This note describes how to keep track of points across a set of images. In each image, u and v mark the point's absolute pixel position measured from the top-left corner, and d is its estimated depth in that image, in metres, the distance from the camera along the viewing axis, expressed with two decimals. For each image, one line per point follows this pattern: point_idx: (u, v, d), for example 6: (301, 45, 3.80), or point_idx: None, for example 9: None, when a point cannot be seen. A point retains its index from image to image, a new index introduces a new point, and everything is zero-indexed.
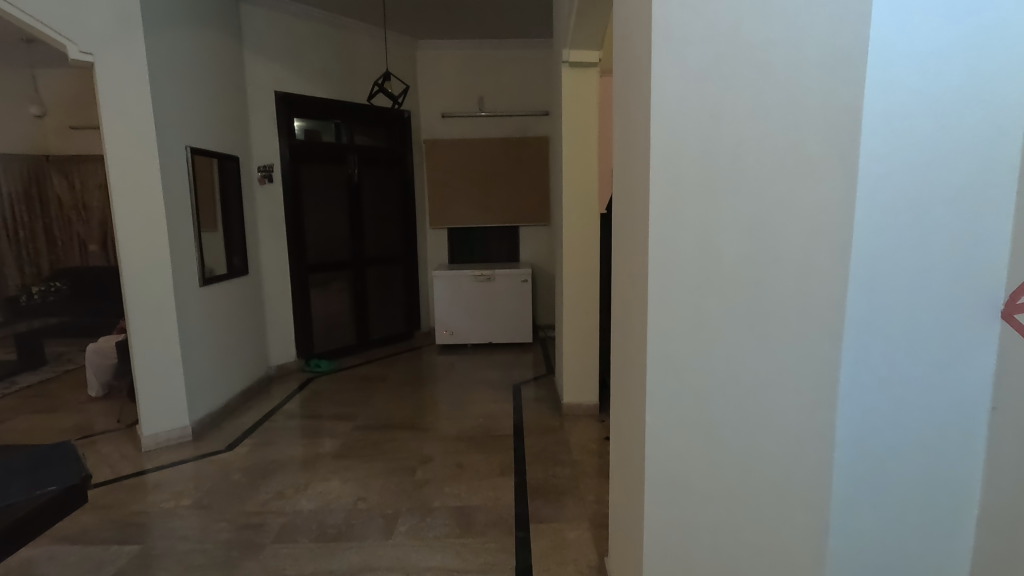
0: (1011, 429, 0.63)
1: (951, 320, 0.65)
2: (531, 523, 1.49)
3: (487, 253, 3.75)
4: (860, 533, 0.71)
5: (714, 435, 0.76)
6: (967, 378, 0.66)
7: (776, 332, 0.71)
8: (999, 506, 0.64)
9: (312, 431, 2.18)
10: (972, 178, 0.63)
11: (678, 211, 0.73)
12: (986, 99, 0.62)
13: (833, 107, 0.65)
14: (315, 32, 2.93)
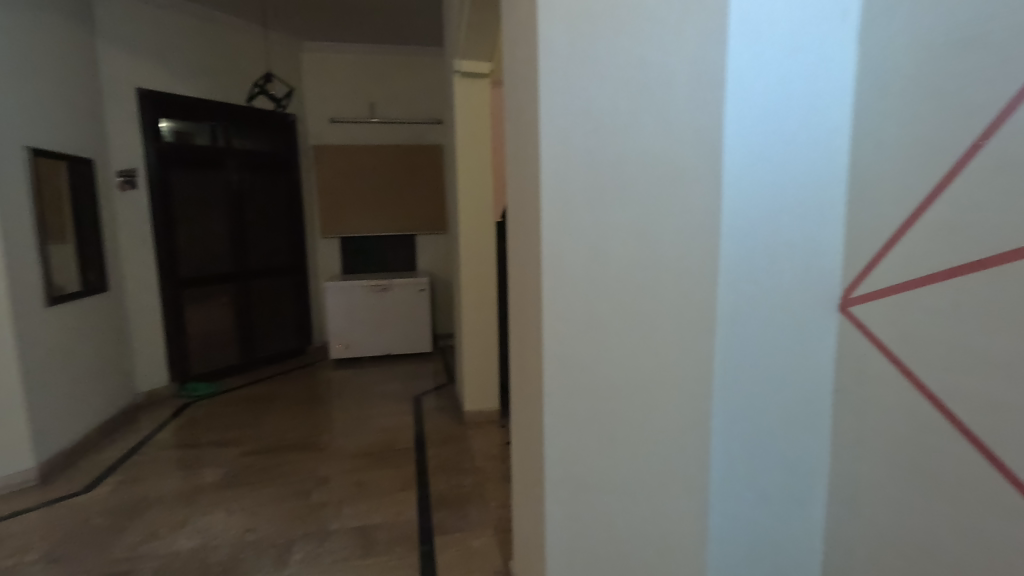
0: (853, 409, 0.72)
1: (801, 317, 0.74)
2: (435, 536, 1.47)
3: (383, 263, 3.66)
4: (738, 520, 0.76)
5: (608, 426, 0.84)
6: (815, 367, 0.75)
7: (658, 330, 0.78)
8: (846, 477, 0.74)
9: (190, 461, 1.98)
10: (811, 191, 0.71)
11: (572, 218, 0.82)
12: (820, 121, 0.70)
13: (700, 126, 0.70)
14: (185, 26, 2.70)
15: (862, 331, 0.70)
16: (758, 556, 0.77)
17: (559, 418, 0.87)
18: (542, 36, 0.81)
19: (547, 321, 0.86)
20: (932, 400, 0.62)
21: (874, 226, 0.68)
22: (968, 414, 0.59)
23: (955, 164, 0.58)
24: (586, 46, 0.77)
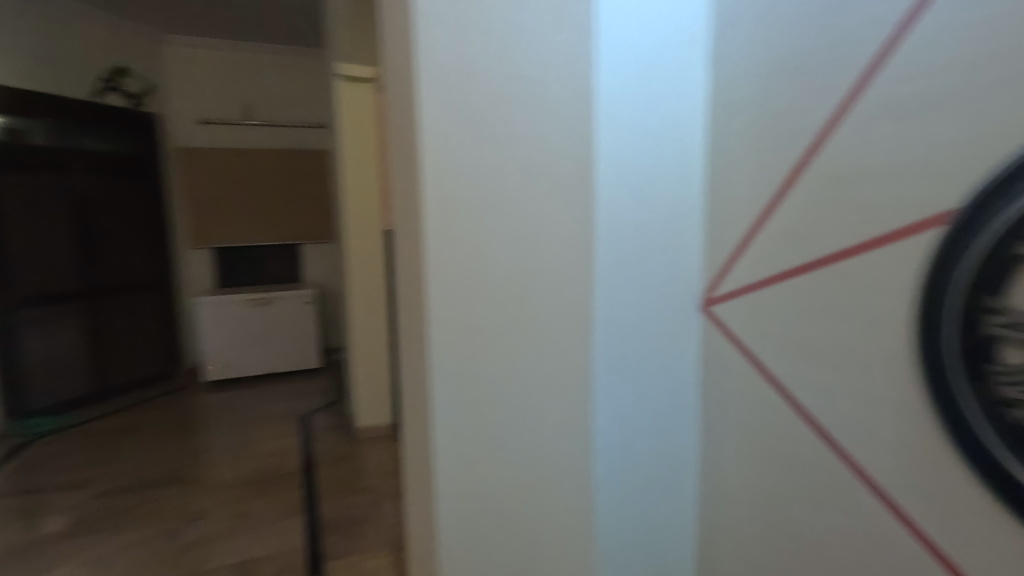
0: (715, 399, 0.81)
1: (670, 317, 0.80)
2: (325, 563, 1.39)
3: (264, 275, 3.42)
4: (623, 513, 0.80)
5: (497, 435, 0.84)
6: (684, 365, 0.82)
7: (541, 337, 0.80)
8: (711, 459, 0.83)
9: (26, 511, 1.70)
10: (674, 201, 0.78)
11: (454, 229, 0.81)
12: (678, 135, 0.77)
13: (572, 136, 0.73)
14: (10, 7, 2.34)
15: (720, 327, 0.79)
16: (642, 543, 0.83)
17: (448, 431, 0.86)
18: (418, 42, 0.79)
19: (433, 334, 0.84)
20: (776, 386, 0.71)
21: (725, 237, 0.77)
22: (803, 400, 0.68)
23: (790, 177, 0.67)
24: (463, 57, 0.78)
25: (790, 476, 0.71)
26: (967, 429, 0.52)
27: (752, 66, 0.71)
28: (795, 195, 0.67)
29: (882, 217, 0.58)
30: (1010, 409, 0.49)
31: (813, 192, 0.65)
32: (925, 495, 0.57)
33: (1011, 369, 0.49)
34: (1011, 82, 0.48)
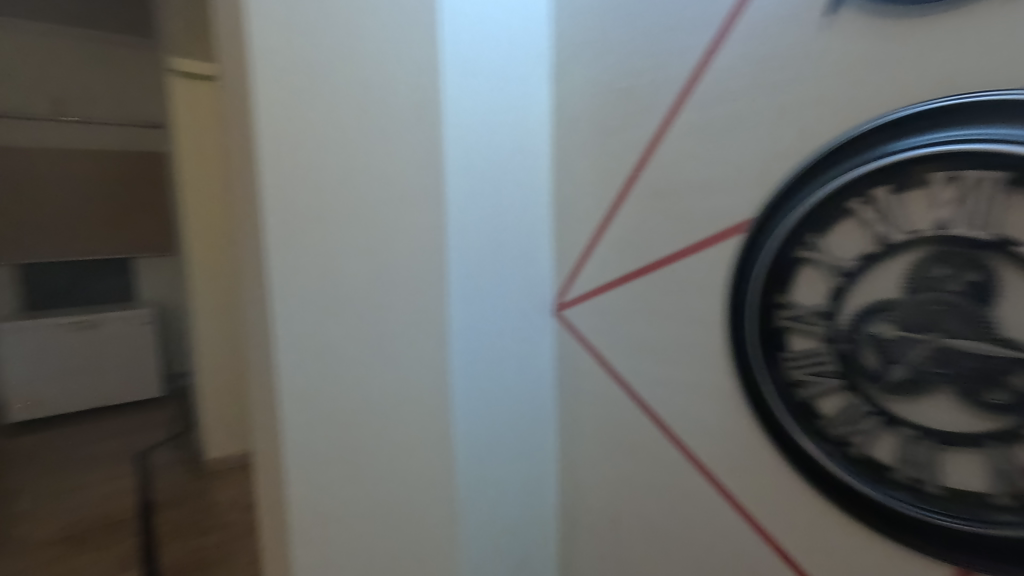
0: (565, 369, 1.39)
1: (499, 302, 1.23)
2: None
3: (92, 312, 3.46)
4: (476, 443, 1.21)
5: (364, 374, 1.12)
6: (532, 328, 1.34)
7: (394, 296, 1.11)
8: (574, 415, 1.39)
9: None
10: (524, 225, 1.29)
11: (291, 200, 1.04)
12: (517, 182, 1.26)
13: (423, 142, 1.07)
14: None
15: (566, 328, 1.38)
16: (490, 480, 1.26)
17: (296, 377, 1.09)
18: (257, 42, 0.98)
19: (279, 287, 1.05)
20: (594, 356, 1.32)
21: (573, 260, 1.34)
22: (621, 353, 1.26)
23: (608, 211, 1.25)
24: (297, 57, 1.01)
25: (608, 399, 1.31)
26: (762, 407, 0.99)
27: (590, 143, 1.28)
28: (615, 230, 1.23)
29: (696, 227, 1.08)
30: (791, 378, 0.93)
31: (629, 229, 1.21)
32: (726, 458, 1.08)
33: (790, 351, 0.93)
34: (800, 149, 0.91)
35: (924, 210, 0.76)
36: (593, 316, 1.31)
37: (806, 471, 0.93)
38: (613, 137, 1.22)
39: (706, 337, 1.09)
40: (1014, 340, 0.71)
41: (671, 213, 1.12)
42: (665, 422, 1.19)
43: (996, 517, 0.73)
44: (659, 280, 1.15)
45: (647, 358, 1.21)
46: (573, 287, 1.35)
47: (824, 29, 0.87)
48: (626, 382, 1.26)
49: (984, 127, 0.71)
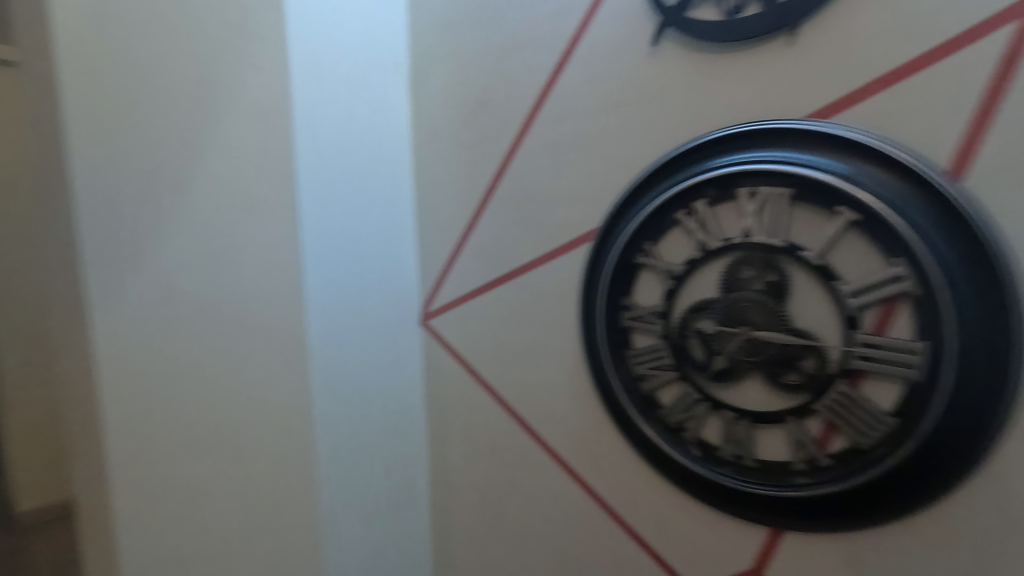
0: (433, 376, 1.40)
1: (365, 303, 1.25)
2: None
3: None
4: (345, 441, 1.22)
5: (254, 369, 1.16)
6: (399, 329, 1.34)
7: (281, 292, 1.12)
8: (442, 419, 1.40)
9: None
10: (384, 234, 1.29)
11: (216, 202, 1.15)
12: (374, 191, 1.26)
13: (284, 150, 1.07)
14: None
15: (433, 335, 1.38)
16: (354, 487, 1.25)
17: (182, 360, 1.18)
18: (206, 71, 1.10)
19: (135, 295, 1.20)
20: (460, 360, 1.34)
21: (436, 269, 1.36)
22: (487, 361, 1.29)
23: (470, 221, 1.28)
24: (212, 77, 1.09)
25: (474, 404, 1.33)
26: (612, 400, 1.06)
27: (450, 149, 1.30)
28: (475, 234, 1.28)
29: (552, 236, 1.15)
30: (637, 375, 1.02)
31: (487, 236, 1.26)
32: (583, 443, 1.15)
33: (634, 350, 1.02)
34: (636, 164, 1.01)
35: (733, 220, 0.89)
36: (457, 326, 1.34)
37: (652, 456, 1.02)
38: (473, 144, 1.26)
39: (556, 336, 1.17)
40: (802, 328, 0.84)
41: (524, 220, 1.19)
42: (528, 424, 1.24)
43: (794, 481, 0.85)
44: (519, 286, 1.21)
45: (509, 363, 1.26)
46: (437, 295, 1.36)
47: (648, 61, 0.98)
48: (489, 385, 1.30)
49: (772, 151, 0.84)
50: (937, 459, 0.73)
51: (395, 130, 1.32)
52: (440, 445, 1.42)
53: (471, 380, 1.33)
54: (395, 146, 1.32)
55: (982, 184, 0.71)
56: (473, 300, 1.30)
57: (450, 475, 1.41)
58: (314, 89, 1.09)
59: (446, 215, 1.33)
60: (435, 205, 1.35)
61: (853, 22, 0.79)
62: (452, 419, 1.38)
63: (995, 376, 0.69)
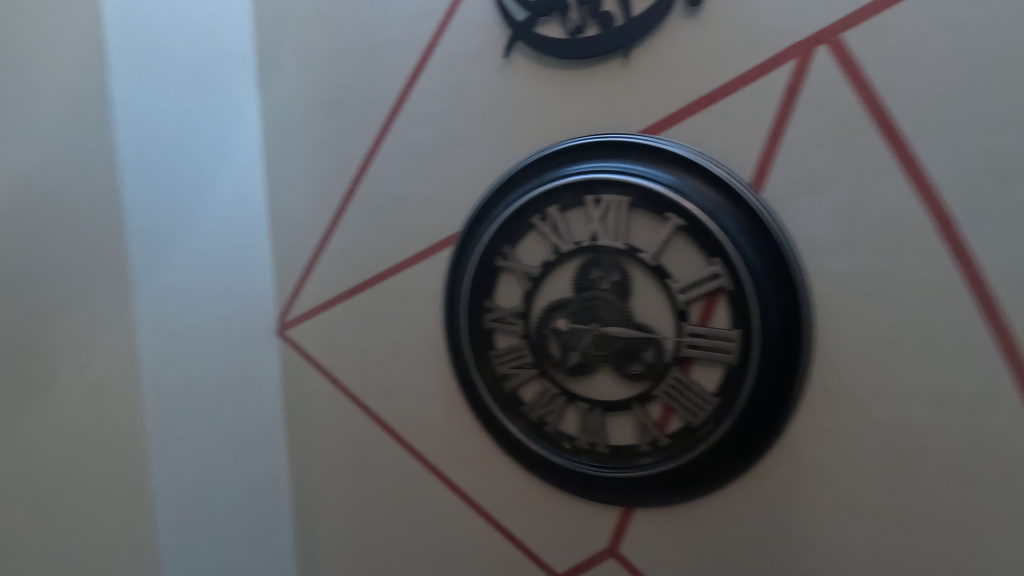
0: (293, 387, 1.34)
1: (203, 314, 1.16)
2: None
3: None
4: (181, 465, 1.12)
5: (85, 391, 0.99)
6: (250, 341, 1.26)
7: (102, 302, 1.01)
8: (304, 432, 1.34)
9: None
10: (230, 239, 1.22)
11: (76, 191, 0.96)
12: (218, 191, 1.19)
13: (102, 140, 0.99)
14: None
15: (293, 345, 1.32)
16: (196, 511, 1.15)
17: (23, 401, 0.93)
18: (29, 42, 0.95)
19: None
20: (322, 371, 1.29)
21: (293, 278, 1.29)
22: (352, 370, 1.25)
23: (329, 226, 1.23)
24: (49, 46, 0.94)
25: (340, 415, 1.28)
26: (479, 400, 1.09)
27: (305, 150, 1.24)
28: (335, 239, 1.23)
29: (415, 240, 1.14)
30: (501, 373, 1.05)
31: (348, 241, 1.22)
32: (452, 443, 1.16)
33: (498, 350, 1.06)
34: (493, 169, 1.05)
35: (582, 224, 0.96)
36: (320, 335, 1.28)
37: (517, 450, 1.06)
38: (330, 146, 1.22)
39: (421, 341, 1.17)
40: (643, 322, 0.93)
41: (386, 225, 1.17)
42: (397, 432, 1.22)
43: (639, 462, 0.93)
44: (382, 292, 1.19)
45: (375, 371, 1.22)
46: (295, 304, 1.30)
47: (502, 73, 1.02)
48: (354, 395, 1.26)
49: (613, 162, 0.91)
50: (749, 431, 0.85)
51: (241, 130, 1.24)
52: (303, 463, 1.34)
53: (336, 391, 1.28)
54: (241, 146, 1.24)
55: (777, 195, 0.82)
56: (336, 308, 1.25)
57: (317, 492, 1.34)
58: (136, 81, 1.01)
59: (302, 219, 1.27)
60: (289, 209, 1.28)
61: (675, 48, 0.87)
62: (318, 433, 1.32)
63: (789, 359, 0.82)
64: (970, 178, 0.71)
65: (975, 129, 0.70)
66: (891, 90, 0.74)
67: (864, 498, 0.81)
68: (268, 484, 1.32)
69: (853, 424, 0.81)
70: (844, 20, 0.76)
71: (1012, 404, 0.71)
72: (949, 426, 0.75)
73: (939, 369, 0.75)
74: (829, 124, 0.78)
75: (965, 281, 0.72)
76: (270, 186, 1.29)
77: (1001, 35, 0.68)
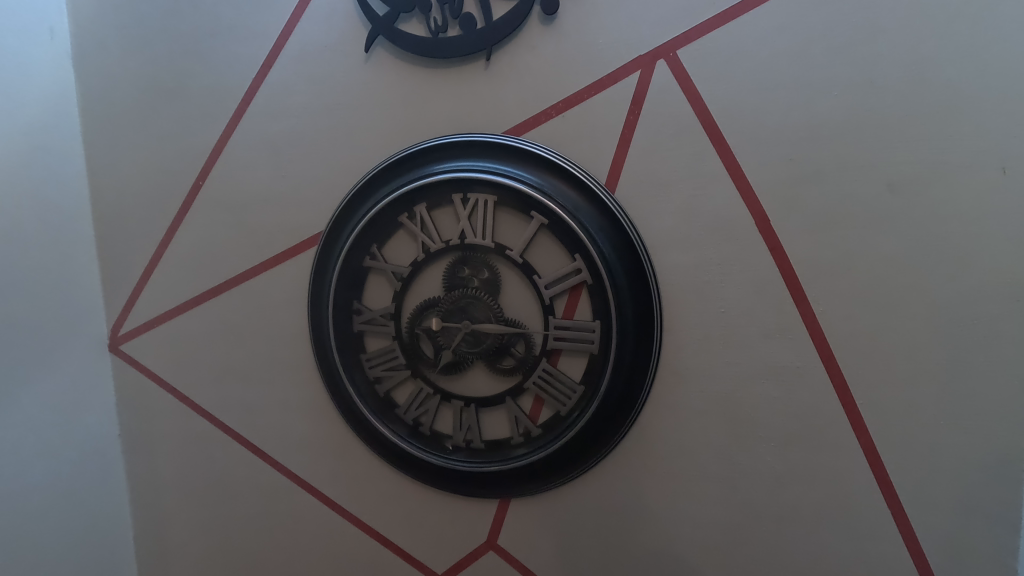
0: (130, 409, 1.19)
1: (8, 332, 1.00)
2: None
3: None
4: None
5: None
6: (73, 359, 1.11)
7: None
8: (148, 458, 1.20)
9: None
10: (42, 244, 1.06)
11: None
12: (27, 188, 1.03)
13: None
14: None
15: (131, 362, 1.17)
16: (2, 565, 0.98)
17: None
18: None
19: None
20: (167, 388, 1.16)
21: (127, 287, 1.15)
22: (205, 385, 1.14)
23: (171, 227, 1.11)
24: None
25: (193, 436, 1.16)
26: (349, 407, 1.04)
27: (139, 142, 1.11)
28: (180, 240, 1.11)
29: (272, 243, 1.06)
30: (373, 377, 1.02)
31: (194, 243, 1.10)
32: (319, 455, 1.10)
33: (369, 353, 1.03)
34: (356, 168, 1.01)
35: (451, 223, 0.96)
36: (164, 349, 1.15)
37: (392, 455, 1.03)
38: (169, 138, 1.09)
39: (284, 349, 1.09)
40: (512, 318, 0.96)
41: (238, 225, 1.08)
42: (260, 448, 1.13)
43: (514, 453, 0.96)
44: (235, 299, 1.10)
45: (232, 384, 1.12)
46: (128, 316, 1.15)
47: (362, 68, 0.98)
48: (208, 412, 1.14)
49: (479, 161, 0.93)
50: (611, 414, 0.92)
51: (60, 117, 1.09)
52: (153, 489, 1.21)
53: (187, 409, 1.15)
54: (61, 137, 1.09)
55: (628, 195, 0.89)
56: (182, 317, 1.13)
57: (171, 520, 1.21)
58: None
59: (138, 219, 1.13)
60: (122, 208, 1.13)
61: (534, 54, 0.90)
62: (167, 456, 1.19)
63: (643, 347, 0.89)
64: (779, 183, 0.83)
65: (782, 141, 0.82)
66: (719, 104, 0.84)
67: (708, 467, 0.91)
68: (102, 518, 1.17)
69: (698, 402, 0.90)
70: (680, 38, 0.84)
71: (816, 374, 0.85)
72: (771, 396, 0.87)
73: (762, 348, 0.86)
74: (670, 132, 0.86)
75: (779, 272, 0.84)
76: (97, 183, 1.14)
77: (800, 62, 0.80)
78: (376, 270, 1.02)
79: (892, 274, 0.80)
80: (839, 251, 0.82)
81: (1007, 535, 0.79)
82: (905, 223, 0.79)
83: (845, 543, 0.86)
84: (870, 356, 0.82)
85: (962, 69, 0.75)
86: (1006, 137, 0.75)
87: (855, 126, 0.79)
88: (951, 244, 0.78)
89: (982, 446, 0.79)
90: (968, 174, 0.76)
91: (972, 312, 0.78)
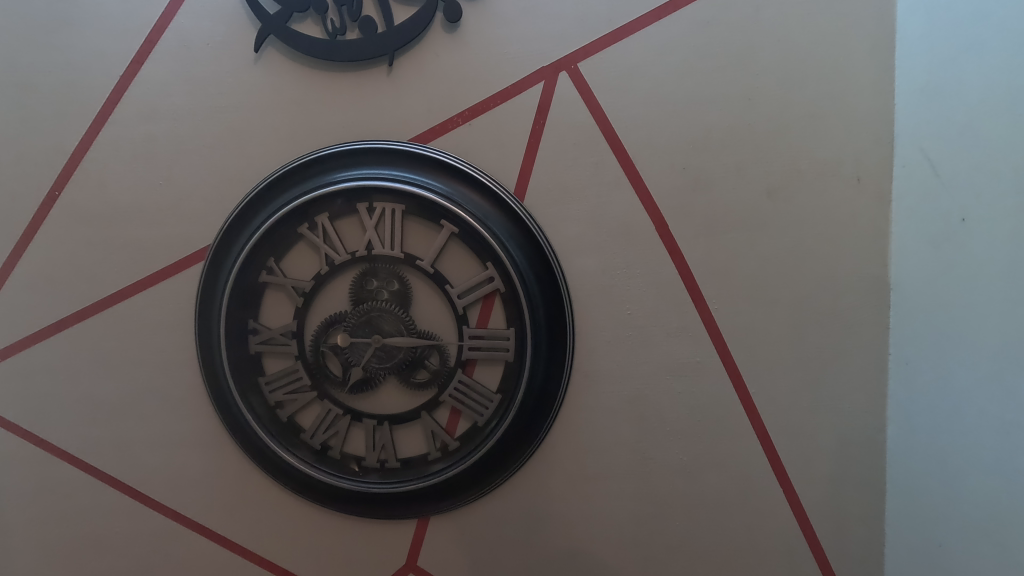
0: None
1: None
2: None
3: None
4: None
5: None
6: None
7: None
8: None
9: None
10: None
11: None
12: None
13: None
14: None
15: None
16: None
17: None
18: None
19: None
20: (20, 432, 0.99)
21: None
22: (68, 424, 0.98)
23: (19, 247, 0.95)
24: None
25: (53, 485, 1.00)
26: (247, 437, 0.95)
27: None
28: (32, 259, 0.95)
29: (147, 259, 0.95)
30: (275, 401, 0.94)
31: (51, 261, 0.95)
32: (210, 492, 0.99)
33: (268, 376, 0.94)
34: (245, 176, 0.93)
35: (356, 234, 0.91)
36: (13, 387, 0.98)
37: (298, 485, 0.95)
38: (15, 141, 0.93)
39: (166, 376, 0.97)
40: (425, 330, 0.92)
41: (107, 239, 0.95)
42: (139, 489, 0.99)
43: (430, 470, 0.93)
44: (103, 325, 0.96)
45: (103, 421, 0.98)
46: None
47: (252, 68, 0.90)
48: (73, 455, 0.99)
49: (384, 169, 0.89)
50: (528, 421, 0.91)
51: None
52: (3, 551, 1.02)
53: (46, 453, 0.99)
54: None
55: (537, 203, 0.90)
56: (37, 347, 0.97)
57: None
58: None
59: None
60: None
61: (438, 60, 0.88)
62: (18, 511, 1.01)
63: (557, 352, 0.90)
64: (677, 190, 0.88)
65: (677, 151, 0.87)
66: (619, 115, 0.87)
67: (620, 463, 0.93)
68: None
69: (609, 403, 0.92)
70: (580, 51, 0.86)
71: (715, 369, 0.90)
72: (677, 392, 0.91)
73: (667, 347, 0.91)
74: (575, 141, 0.88)
75: (679, 274, 0.89)
76: None
77: (691, 78, 0.86)
78: (274, 285, 0.94)
79: (776, 273, 0.88)
80: (731, 252, 0.88)
81: (873, 496, 0.91)
82: (785, 225, 0.87)
83: (745, 522, 0.93)
84: (760, 348, 0.89)
85: (823, 90, 0.85)
86: (860, 150, 0.86)
87: (739, 138, 0.86)
88: (821, 244, 0.87)
89: (852, 421, 0.90)
90: (832, 181, 0.86)
91: (841, 304, 0.88)
